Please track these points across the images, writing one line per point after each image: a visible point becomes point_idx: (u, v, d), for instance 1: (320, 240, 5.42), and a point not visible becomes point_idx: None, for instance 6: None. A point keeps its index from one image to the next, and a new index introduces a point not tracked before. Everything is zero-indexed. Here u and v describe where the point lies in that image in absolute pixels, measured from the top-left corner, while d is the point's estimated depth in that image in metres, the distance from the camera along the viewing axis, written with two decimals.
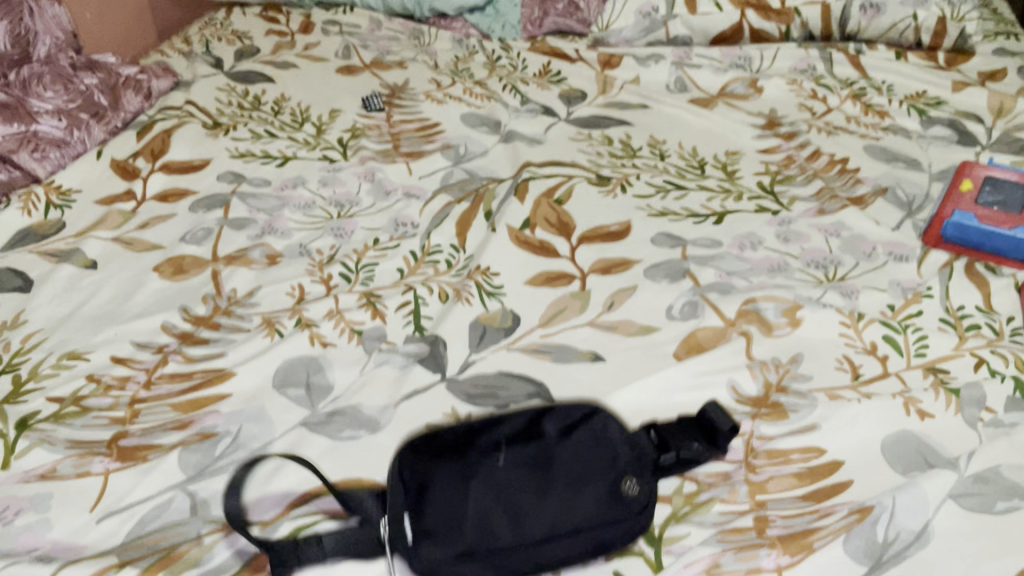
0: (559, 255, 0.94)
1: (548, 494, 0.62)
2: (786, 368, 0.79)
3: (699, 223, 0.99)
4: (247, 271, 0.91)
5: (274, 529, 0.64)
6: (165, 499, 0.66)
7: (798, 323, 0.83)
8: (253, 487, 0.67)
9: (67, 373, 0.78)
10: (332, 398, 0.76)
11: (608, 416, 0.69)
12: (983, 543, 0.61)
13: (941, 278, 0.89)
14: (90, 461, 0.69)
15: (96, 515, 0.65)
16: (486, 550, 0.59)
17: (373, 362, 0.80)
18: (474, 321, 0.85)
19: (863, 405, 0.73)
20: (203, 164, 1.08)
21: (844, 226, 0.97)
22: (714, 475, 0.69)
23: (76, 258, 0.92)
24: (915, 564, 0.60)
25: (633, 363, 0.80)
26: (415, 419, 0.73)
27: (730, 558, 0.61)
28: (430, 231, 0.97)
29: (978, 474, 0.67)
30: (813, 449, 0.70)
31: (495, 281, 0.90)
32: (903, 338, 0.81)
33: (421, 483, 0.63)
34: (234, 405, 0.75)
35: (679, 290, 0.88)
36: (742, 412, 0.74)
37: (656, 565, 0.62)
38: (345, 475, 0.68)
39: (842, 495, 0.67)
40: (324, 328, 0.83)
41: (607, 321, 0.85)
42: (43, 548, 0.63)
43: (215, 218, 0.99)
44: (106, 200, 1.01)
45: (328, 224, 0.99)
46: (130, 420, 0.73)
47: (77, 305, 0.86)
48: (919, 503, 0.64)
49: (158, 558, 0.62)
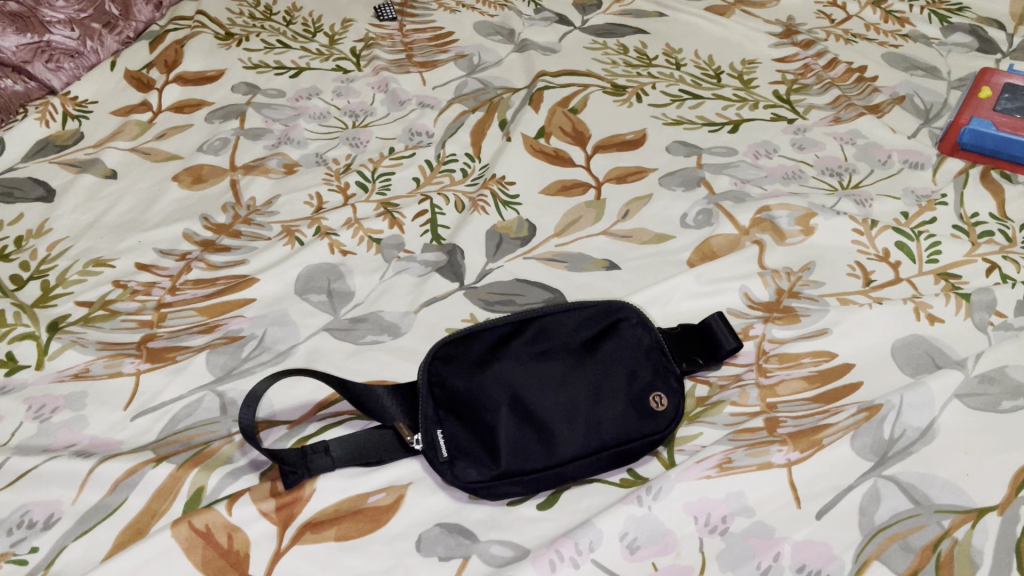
0: (574, 164, 0.94)
1: (579, 410, 0.64)
2: (798, 275, 0.80)
3: (714, 132, 0.99)
4: (265, 180, 0.92)
5: (302, 429, 0.67)
6: (196, 398, 0.69)
7: (812, 230, 0.84)
8: (280, 390, 0.70)
9: (94, 279, 0.79)
10: (353, 304, 0.77)
11: (639, 325, 0.70)
12: (987, 439, 0.63)
13: (956, 185, 0.89)
14: (121, 362, 0.71)
15: (130, 413, 0.68)
16: (519, 470, 0.62)
17: (392, 270, 0.81)
18: (490, 230, 0.86)
19: (874, 310, 0.74)
20: (216, 75, 1.07)
21: (859, 135, 0.97)
22: (725, 378, 0.72)
23: (95, 167, 0.93)
24: (918, 459, 0.62)
25: (648, 270, 0.81)
26: (435, 324, 0.75)
27: (742, 454, 0.63)
28: (445, 141, 0.97)
29: (985, 374, 0.68)
30: (824, 352, 0.72)
31: (511, 190, 0.91)
32: (916, 245, 0.82)
33: (453, 401, 0.65)
34: (258, 309, 0.77)
35: (694, 198, 0.89)
36: (754, 317, 0.76)
37: (669, 463, 0.65)
38: (371, 376, 0.70)
39: (851, 396, 0.68)
40: (343, 237, 0.84)
41: (621, 229, 0.86)
42: (81, 443, 0.66)
43: (231, 128, 0.99)
44: (122, 111, 1.02)
45: (343, 133, 0.99)
46: (158, 324, 0.76)
47: (99, 214, 0.87)
48: (925, 401, 0.65)
49: (192, 453, 0.65)
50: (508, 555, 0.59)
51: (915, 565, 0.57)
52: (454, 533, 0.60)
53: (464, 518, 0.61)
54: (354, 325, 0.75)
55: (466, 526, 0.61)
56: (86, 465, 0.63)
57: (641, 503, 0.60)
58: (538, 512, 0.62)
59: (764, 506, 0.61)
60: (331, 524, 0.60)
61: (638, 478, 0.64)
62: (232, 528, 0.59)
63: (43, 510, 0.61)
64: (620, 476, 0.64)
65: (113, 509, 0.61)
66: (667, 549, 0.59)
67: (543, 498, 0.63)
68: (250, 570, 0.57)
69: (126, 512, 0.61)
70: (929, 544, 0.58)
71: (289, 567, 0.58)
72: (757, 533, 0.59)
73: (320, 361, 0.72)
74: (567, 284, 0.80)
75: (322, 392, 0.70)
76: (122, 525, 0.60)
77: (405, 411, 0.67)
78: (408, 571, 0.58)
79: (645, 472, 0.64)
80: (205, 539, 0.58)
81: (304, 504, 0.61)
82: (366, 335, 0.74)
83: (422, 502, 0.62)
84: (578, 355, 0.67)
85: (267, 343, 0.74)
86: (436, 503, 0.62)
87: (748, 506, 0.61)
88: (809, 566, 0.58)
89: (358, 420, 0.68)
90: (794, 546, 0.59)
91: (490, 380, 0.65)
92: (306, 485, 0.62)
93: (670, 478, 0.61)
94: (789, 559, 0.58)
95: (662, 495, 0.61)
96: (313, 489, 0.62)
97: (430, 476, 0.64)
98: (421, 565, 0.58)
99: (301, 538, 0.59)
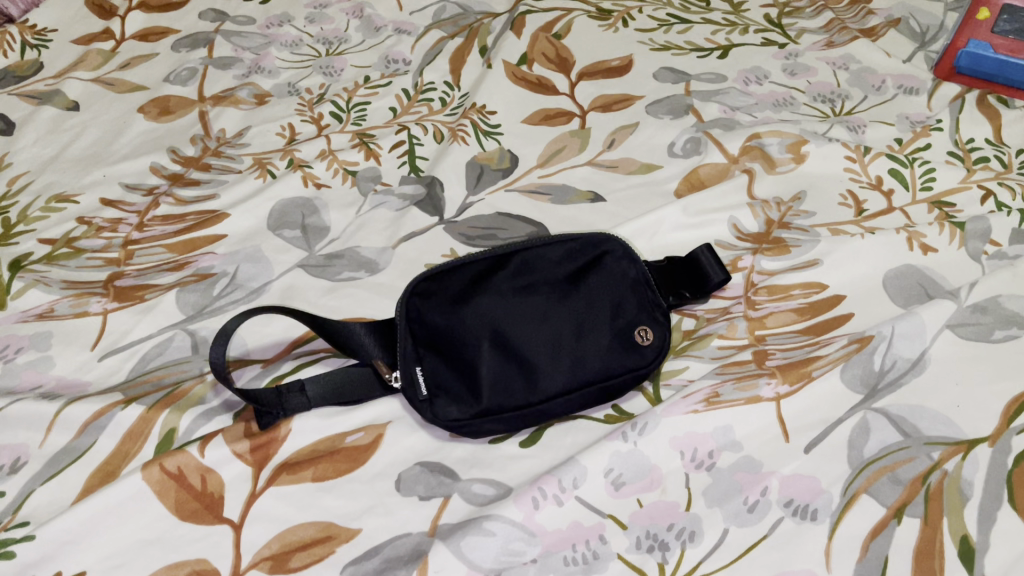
0: (558, 92, 0.91)
1: (562, 345, 0.62)
2: (789, 205, 0.77)
3: (703, 58, 0.95)
4: (236, 111, 0.88)
5: (277, 367, 0.65)
6: (166, 338, 0.67)
7: (803, 158, 0.81)
8: (253, 328, 0.67)
9: (58, 215, 0.76)
10: (329, 240, 0.75)
11: (625, 257, 0.67)
12: (979, 369, 0.62)
13: (952, 111, 0.86)
14: (87, 302, 0.69)
15: (97, 353, 0.66)
16: (501, 408, 0.60)
17: (368, 204, 0.78)
18: (470, 161, 0.83)
19: (866, 240, 0.72)
20: (182, 2, 1.02)
21: (853, 60, 0.94)
22: (713, 311, 0.70)
23: (56, 98, 0.89)
24: (909, 391, 0.61)
25: (634, 201, 0.79)
26: (414, 260, 0.73)
27: (729, 388, 0.62)
28: (423, 68, 0.93)
29: (979, 304, 0.66)
30: (814, 284, 0.70)
31: (492, 120, 0.87)
32: (909, 172, 0.80)
33: (433, 337, 0.63)
34: (230, 246, 0.74)
35: (682, 126, 0.86)
36: (743, 249, 0.74)
37: (654, 398, 0.63)
38: (348, 313, 0.68)
39: (842, 328, 0.67)
40: (317, 169, 0.81)
41: (607, 159, 0.83)
42: (47, 385, 0.63)
43: (199, 57, 0.95)
44: (84, 40, 0.97)
45: (316, 62, 0.95)
46: (125, 262, 0.73)
47: (62, 148, 0.84)
48: (917, 332, 0.64)
49: (163, 394, 0.62)
50: (489, 493, 0.57)
51: (903, 497, 0.55)
52: (435, 472, 0.58)
53: (445, 457, 0.59)
54: (330, 262, 0.73)
55: (447, 465, 0.59)
56: (52, 407, 0.60)
57: (626, 438, 0.59)
58: (521, 450, 0.60)
59: (751, 441, 0.59)
60: (309, 464, 0.58)
61: (623, 414, 0.62)
62: (206, 470, 0.58)
63: (8, 454, 0.59)
64: (604, 412, 0.63)
65: (82, 452, 0.59)
66: (653, 485, 0.57)
67: (525, 436, 0.61)
68: (225, 512, 0.56)
69: (95, 455, 0.59)
70: (918, 477, 0.56)
71: (265, 509, 0.56)
72: (745, 468, 0.58)
73: (295, 299, 0.69)
74: (551, 216, 0.77)
75: (297, 330, 0.67)
76: (92, 468, 0.58)
77: (383, 349, 0.64)
78: (388, 511, 0.56)
79: (630, 408, 0.63)
80: (178, 481, 0.57)
81: (280, 444, 0.59)
82: (342, 272, 0.72)
83: (402, 441, 0.60)
84: (561, 289, 0.65)
85: (240, 281, 0.71)
86: (417, 442, 0.60)
87: (736, 441, 0.59)
88: (796, 500, 0.56)
89: (334, 358, 0.66)
90: (782, 481, 0.57)
91: (471, 316, 0.63)
92: (282, 425, 0.60)
93: (656, 414, 0.60)
94: (777, 493, 0.56)
95: (648, 430, 0.59)
96: (289, 429, 0.60)
97: (409, 414, 0.62)
98: (401, 505, 0.56)
99: (276, 480, 0.57)
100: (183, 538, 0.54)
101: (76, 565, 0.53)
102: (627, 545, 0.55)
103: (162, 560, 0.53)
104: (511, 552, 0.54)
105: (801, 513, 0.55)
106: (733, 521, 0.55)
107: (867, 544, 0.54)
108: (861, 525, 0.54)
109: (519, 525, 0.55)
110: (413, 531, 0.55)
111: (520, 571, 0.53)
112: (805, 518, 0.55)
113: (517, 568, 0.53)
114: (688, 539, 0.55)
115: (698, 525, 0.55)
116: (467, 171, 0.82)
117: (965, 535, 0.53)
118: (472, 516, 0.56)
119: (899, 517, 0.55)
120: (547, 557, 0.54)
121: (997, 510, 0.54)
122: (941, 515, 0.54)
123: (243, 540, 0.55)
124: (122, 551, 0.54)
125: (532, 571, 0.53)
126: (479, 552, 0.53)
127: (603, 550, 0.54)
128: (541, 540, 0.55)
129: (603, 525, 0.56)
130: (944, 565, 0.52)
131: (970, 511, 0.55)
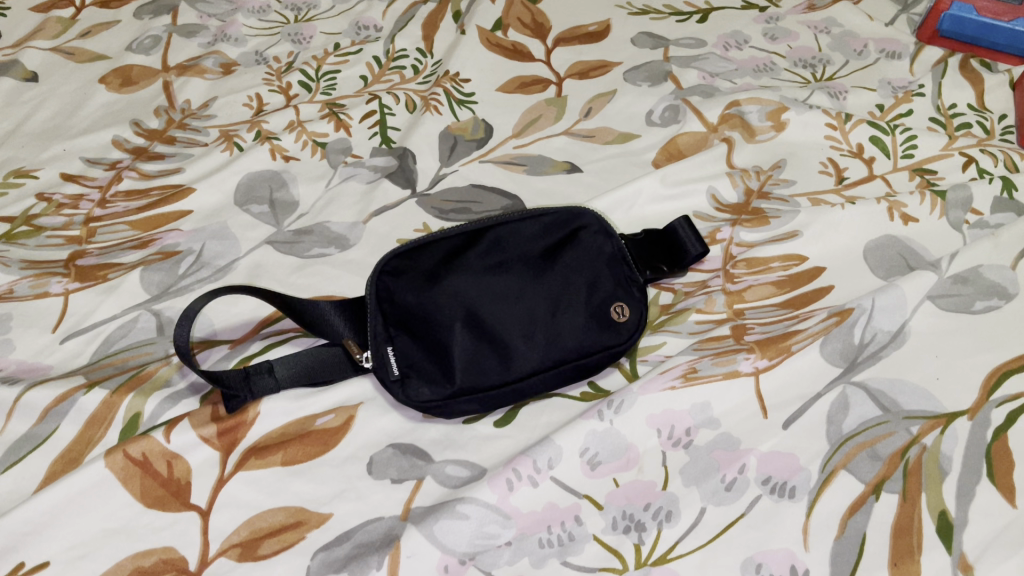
0: (534, 58, 0.89)
1: (537, 324, 0.61)
2: (768, 174, 0.76)
3: (681, 22, 0.93)
4: (201, 81, 0.85)
5: (245, 348, 0.63)
6: (130, 318, 0.65)
7: (783, 126, 0.79)
8: (219, 308, 0.66)
9: (16, 192, 0.74)
10: (298, 214, 0.73)
11: (600, 233, 0.66)
12: (960, 341, 0.61)
13: (935, 75, 0.84)
14: (47, 282, 0.67)
15: (59, 335, 0.64)
16: (474, 388, 0.58)
17: (339, 177, 0.76)
18: (443, 132, 0.80)
19: (847, 210, 0.70)
20: None
21: (834, 23, 0.93)
22: (691, 285, 0.69)
23: (14, 69, 0.85)
24: (889, 365, 0.60)
25: (611, 171, 0.77)
26: (386, 235, 0.71)
27: (707, 364, 0.61)
28: (394, 35, 0.91)
29: (960, 275, 0.65)
30: (794, 256, 0.69)
31: (465, 88, 0.85)
32: (891, 139, 0.78)
33: (404, 317, 0.62)
34: (195, 222, 0.72)
35: (660, 93, 0.84)
36: (722, 220, 0.73)
37: (631, 375, 0.62)
38: (317, 292, 0.67)
39: (821, 301, 0.66)
40: (285, 141, 0.78)
41: (584, 128, 0.81)
42: (7, 368, 0.61)
43: (162, 25, 0.92)
44: (42, 8, 0.94)
45: (284, 28, 0.92)
46: (87, 240, 0.71)
47: (20, 121, 0.81)
48: (897, 304, 0.63)
49: (127, 377, 0.61)
50: (464, 475, 0.56)
51: (882, 473, 0.55)
52: (408, 454, 0.57)
53: (418, 439, 0.58)
54: (299, 238, 0.71)
55: (420, 447, 0.58)
56: (11, 393, 0.58)
57: (602, 417, 0.58)
58: (495, 430, 0.59)
59: (729, 418, 0.58)
60: (278, 448, 0.57)
61: (598, 392, 0.62)
62: (172, 456, 0.56)
63: None
64: (580, 390, 0.62)
65: (44, 438, 0.57)
66: (628, 464, 0.56)
67: (500, 415, 0.60)
68: (192, 499, 0.54)
69: (58, 441, 0.57)
70: (896, 452, 0.56)
71: (233, 495, 0.55)
72: (722, 445, 0.57)
73: (263, 277, 0.67)
74: (526, 189, 0.75)
75: (265, 310, 0.66)
76: (54, 455, 0.57)
77: (353, 328, 0.63)
78: (359, 495, 0.55)
79: (606, 385, 0.62)
80: (143, 468, 0.55)
81: (248, 428, 0.58)
82: (313, 248, 0.70)
83: (374, 422, 0.59)
84: (535, 266, 0.63)
85: (206, 259, 0.69)
86: (388, 424, 0.59)
87: (713, 418, 0.58)
88: (774, 478, 0.55)
89: (304, 338, 0.65)
90: (759, 458, 0.56)
91: (442, 294, 0.61)
92: (250, 408, 0.59)
93: (634, 391, 0.59)
94: (755, 471, 0.55)
95: (625, 409, 0.58)
96: (258, 411, 0.59)
97: (381, 396, 0.61)
98: (372, 489, 0.55)
99: (244, 465, 0.56)
100: (149, 527, 0.53)
101: (39, 554, 0.51)
102: (604, 526, 0.54)
103: (129, 549, 0.52)
104: (485, 535, 0.53)
105: (778, 491, 0.54)
106: (711, 500, 0.54)
107: (844, 522, 0.53)
108: (838, 503, 0.53)
109: (493, 507, 0.54)
110: (385, 515, 0.54)
111: (495, 555, 0.52)
112: (783, 496, 0.54)
113: (491, 551, 0.52)
114: (665, 519, 0.54)
115: (674, 505, 0.54)
116: (439, 142, 0.79)
117: (944, 511, 0.53)
118: (445, 499, 0.55)
119: (877, 494, 0.54)
120: (522, 540, 0.53)
121: (976, 484, 0.53)
122: (920, 491, 0.54)
123: (211, 527, 0.53)
124: (85, 541, 0.52)
125: (506, 554, 0.52)
126: (453, 537, 0.52)
127: (578, 531, 0.54)
128: (515, 523, 0.54)
129: (579, 506, 0.55)
130: (923, 541, 0.51)
131: (949, 486, 0.54)
